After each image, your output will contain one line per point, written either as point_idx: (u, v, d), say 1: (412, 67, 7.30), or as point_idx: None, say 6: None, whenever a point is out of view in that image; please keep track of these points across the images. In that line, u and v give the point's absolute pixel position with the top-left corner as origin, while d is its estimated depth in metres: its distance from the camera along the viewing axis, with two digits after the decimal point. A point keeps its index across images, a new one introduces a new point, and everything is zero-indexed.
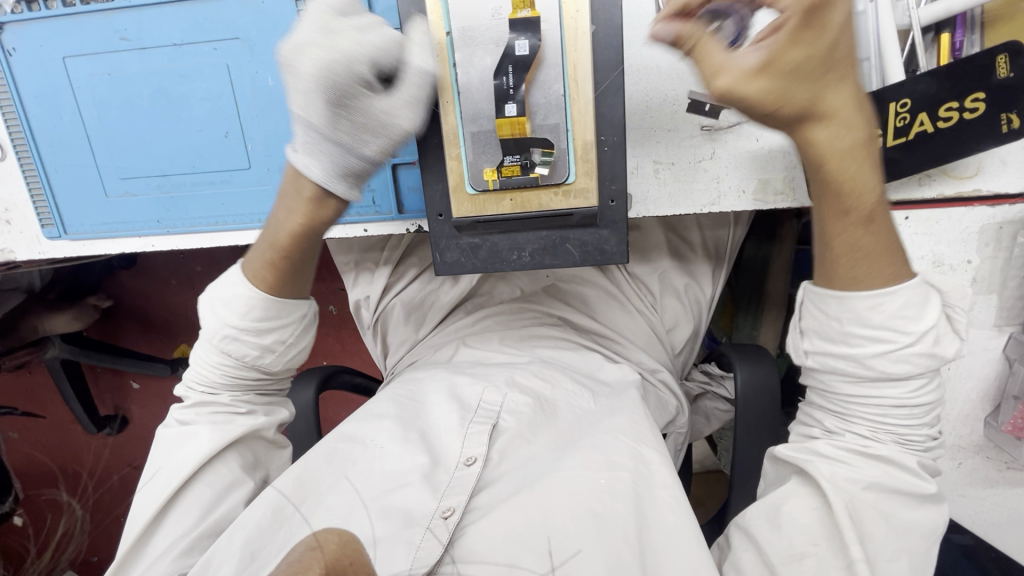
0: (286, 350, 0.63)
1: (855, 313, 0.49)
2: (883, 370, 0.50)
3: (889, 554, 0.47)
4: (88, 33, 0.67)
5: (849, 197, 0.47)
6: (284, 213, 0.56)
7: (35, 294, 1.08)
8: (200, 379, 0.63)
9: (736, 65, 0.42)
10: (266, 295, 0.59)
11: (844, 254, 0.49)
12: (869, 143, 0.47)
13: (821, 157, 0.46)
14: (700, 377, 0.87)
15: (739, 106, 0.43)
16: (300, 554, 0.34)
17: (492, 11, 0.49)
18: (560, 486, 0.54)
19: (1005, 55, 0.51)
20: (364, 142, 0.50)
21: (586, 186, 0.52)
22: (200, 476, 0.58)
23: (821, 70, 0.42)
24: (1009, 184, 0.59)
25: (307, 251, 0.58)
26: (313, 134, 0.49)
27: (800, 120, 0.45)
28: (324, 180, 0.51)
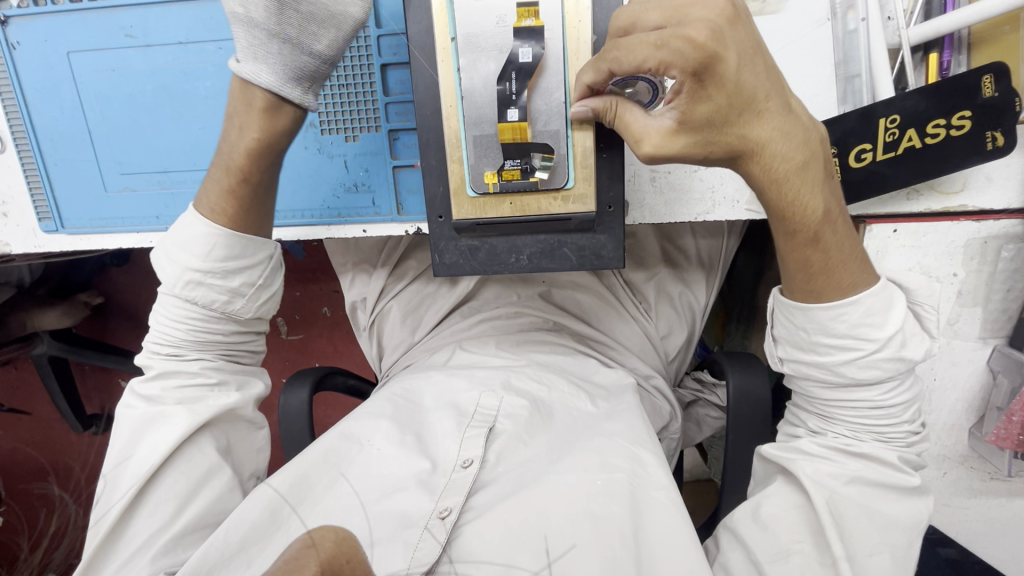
0: (255, 294, 0.62)
1: (817, 323, 0.51)
2: (851, 377, 0.52)
3: (869, 549, 0.48)
4: (94, 30, 0.68)
5: (796, 219, 0.49)
6: (237, 131, 0.56)
7: (25, 289, 1.10)
8: (165, 339, 0.61)
9: (655, 128, 0.46)
10: (229, 232, 0.58)
11: (799, 271, 0.51)
12: (811, 166, 0.48)
13: (762, 185, 0.48)
14: (692, 385, 0.89)
15: (670, 160, 0.47)
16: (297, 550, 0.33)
17: (496, 19, 0.49)
18: (553, 488, 0.55)
19: (990, 75, 0.53)
20: (315, 37, 0.52)
21: (585, 192, 0.53)
22: (172, 463, 0.57)
23: (733, 115, 0.44)
24: (993, 201, 0.61)
25: (267, 173, 0.59)
26: (258, 36, 0.51)
27: (736, 155, 0.47)
28: (276, 84, 0.52)
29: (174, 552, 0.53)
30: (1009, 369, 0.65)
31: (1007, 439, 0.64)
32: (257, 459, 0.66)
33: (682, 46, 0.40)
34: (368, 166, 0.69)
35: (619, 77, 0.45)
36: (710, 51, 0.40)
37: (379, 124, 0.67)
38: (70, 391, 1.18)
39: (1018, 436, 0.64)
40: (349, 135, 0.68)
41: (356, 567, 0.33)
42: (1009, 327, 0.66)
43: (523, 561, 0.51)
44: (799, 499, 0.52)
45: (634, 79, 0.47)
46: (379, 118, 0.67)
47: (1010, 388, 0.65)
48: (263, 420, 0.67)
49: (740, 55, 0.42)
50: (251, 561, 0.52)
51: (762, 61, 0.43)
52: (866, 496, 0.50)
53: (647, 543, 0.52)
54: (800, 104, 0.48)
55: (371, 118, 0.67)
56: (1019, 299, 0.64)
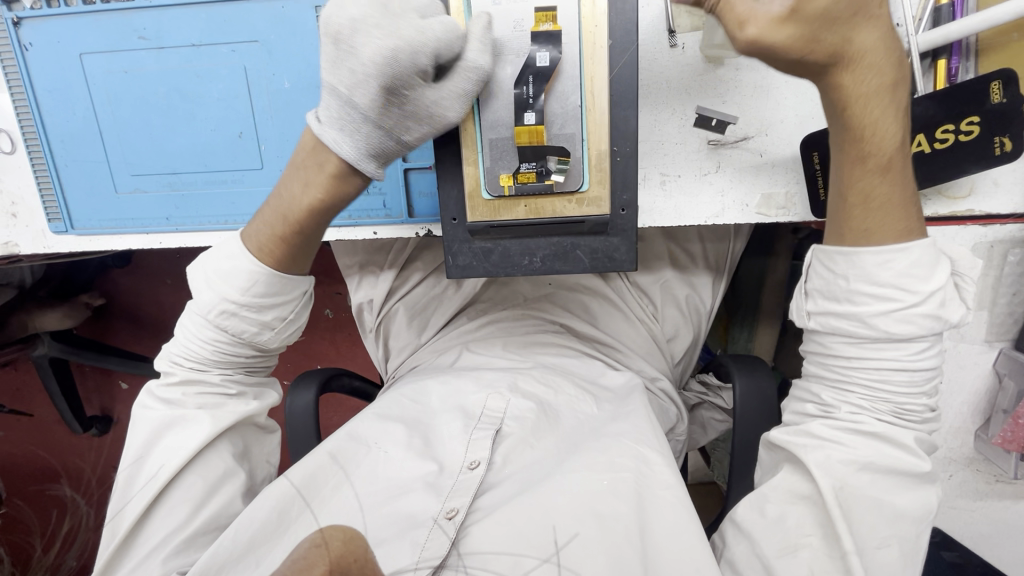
0: (284, 327, 0.62)
1: (862, 269, 0.51)
2: (885, 330, 0.51)
3: (877, 542, 0.49)
4: (107, 31, 0.68)
5: (871, 141, 0.49)
6: (301, 186, 0.55)
7: (26, 291, 1.07)
8: (189, 355, 0.60)
9: (764, 14, 0.43)
10: (271, 271, 0.58)
11: (858, 202, 0.51)
12: (898, 87, 0.48)
13: (845, 98, 0.48)
14: (697, 388, 0.88)
15: (766, 54, 0.45)
16: (305, 551, 0.34)
17: (514, 23, 0.50)
18: (564, 487, 0.55)
19: (999, 81, 0.53)
20: (406, 128, 0.51)
21: (599, 195, 0.53)
22: (190, 467, 0.57)
23: (849, 13, 0.44)
24: (999, 205, 0.61)
25: (320, 228, 0.58)
26: (353, 115, 0.50)
27: (831, 65, 0.46)
28: (353, 158, 0.51)
29: (186, 553, 0.53)
30: (1015, 372, 0.66)
31: (1013, 442, 0.66)
32: (270, 463, 0.66)
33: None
34: None
35: None
36: None
37: None
38: (71, 392, 1.18)
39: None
40: None
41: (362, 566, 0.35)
42: (1014, 331, 0.67)
43: (529, 552, 0.51)
44: (806, 490, 0.52)
45: None
46: None
47: (1017, 392, 0.66)
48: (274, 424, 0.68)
49: None
50: (259, 562, 0.52)
51: None
52: (877, 486, 0.51)
53: (652, 539, 0.53)
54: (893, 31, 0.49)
55: None
56: None
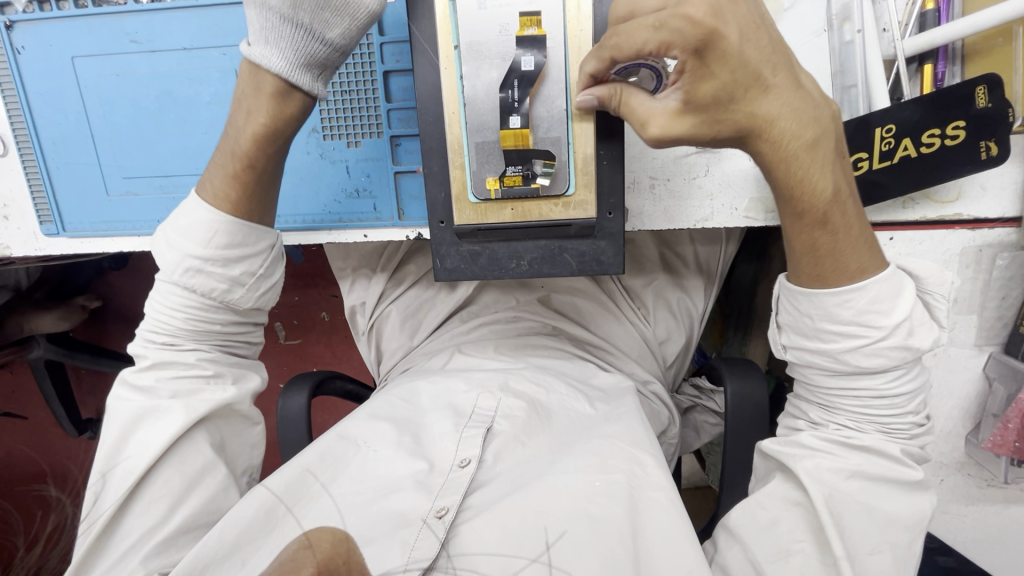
0: (255, 284, 0.62)
1: (823, 309, 0.51)
2: (856, 364, 0.52)
3: (869, 548, 0.48)
4: (98, 35, 0.68)
5: (805, 199, 0.49)
6: (243, 115, 0.56)
7: (21, 293, 1.08)
8: (161, 327, 0.61)
9: (661, 110, 0.47)
10: (231, 218, 0.58)
11: (808, 252, 0.51)
12: (821, 143, 0.48)
13: (770, 163, 0.49)
14: (690, 390, 0.90)
15: (677, 142, 0.47)
16: (294, 554, 0.38)
17: (499, 27, 0.50)
18: (552, 490, 0.55)
19: (983, 86, 0.54)
20: (328, 26, 0.52)
21: (586, 199, 0.54)
22: (166, 458, 0.57)
23: (741, 90, 0.44)
24: (987, 210, 0.62)
25: (272, 162, 0.59)
26: (273, 21, 0.52)
27: (745, 132, 0.47)
28: (285, 70, 0.52)
29: (169, 551, 0.54)
30: (1005, 376, 0.66)
31: (1004, 446, 0.66)
32: (252, 453, 0.66)
33: (682, 24, 0.41)
34: (371, 172, 0.69)
35: (621, 64, 0.45)
36: (711, 28, 0.41)
37: (382, 130, 0.67)
38: (64, 394, 1.17)
39: (1015, 444, 0.65)
40: (351, 141, 0.68)
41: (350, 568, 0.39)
42: (1004, 335, 0.67)
43: (519, 554, 0.51)
44: (799, 497, 0.52)
45: (637, 67, 0.47)
46: (381, 124, 0.67)
47: (1006, 396, 0.66)
48: (260, 416, 0.68)
49: (743, 31, 0.42)
50: (245, 561, 0.53)
51: (765, 36, 0.44)
52: (867, 493, 0.50)
53: (647, 541, 0.53)
54: (807, 82, 0.48)
55: (373, 124, 0.67)
56: (1014, 307, 0.65)
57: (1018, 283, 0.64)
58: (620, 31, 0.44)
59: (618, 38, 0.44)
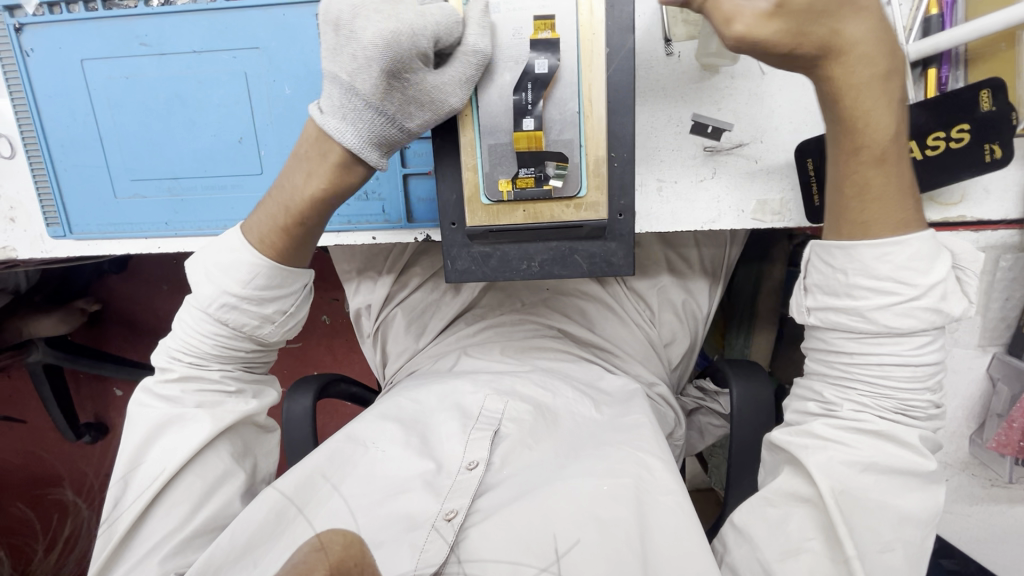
0: (285, 321, 0.61)
1: (861, 262, 0.51)
2: (886, 325, 0.51)
3: (881, 546, 0.49)
4: (109, 38, 0.69)
5: (864, 134, 0.49)
6: (303, 178, 0.55)
7: (21, 296, 1.07)
8: (187, 348, 0.60)
9: (750, 10, 0.44)
10: (271, 262, 0.57)
11: (855, 195, 0.51)
12: (891, 78, 0.48)
13: (835, 92, 0.48)
14: (694, 393, 0.89)
15: (755, 50, 0.45)
16: (306, 555, 0.37)
17: (513, 31, 0.51)
18: (563, 493, 0.55)
19: (988, 89, 0.54)
20: (410, 115, 0.51)
21: (597, 200, 0.54)
22: (190, 467, 0.56)
23: (833, 7, 0.44)
24: (991, 211, 0.62)
25: (322, 219, 0.58)
26: (354, 102, 0.50)
27: (824, 56, 0.46)
28: (357, 148, 0.52)
29: (185, 553, 0.54)
30: (1008, 376, 0.66)
31: (1008, 446, 0.66)
32: (270, 462, 0.65)
33: None
34: (379, 175, 0.70)
35: None
36: None
37: None
38: (64, 399, 1.17)
39: (1019, 443, 0.65)
40: None
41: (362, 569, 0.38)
42: (1007, 335, 0.67)
43: (529, 562, 0.51)
44: (808, 494, 0.52)
45: None
46: None
47: (1010, 396, 0.66)
48: (274, 421, 0.67)
49: None
50: (258, 561, 0.53)
51: None
52: (880, 487, 0.51)
53: (652, 543, 0.54)
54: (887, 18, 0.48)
55: None
56: (1017, 307, 0.66)
57: (1020, 284, 0.65)
58: None
59: None
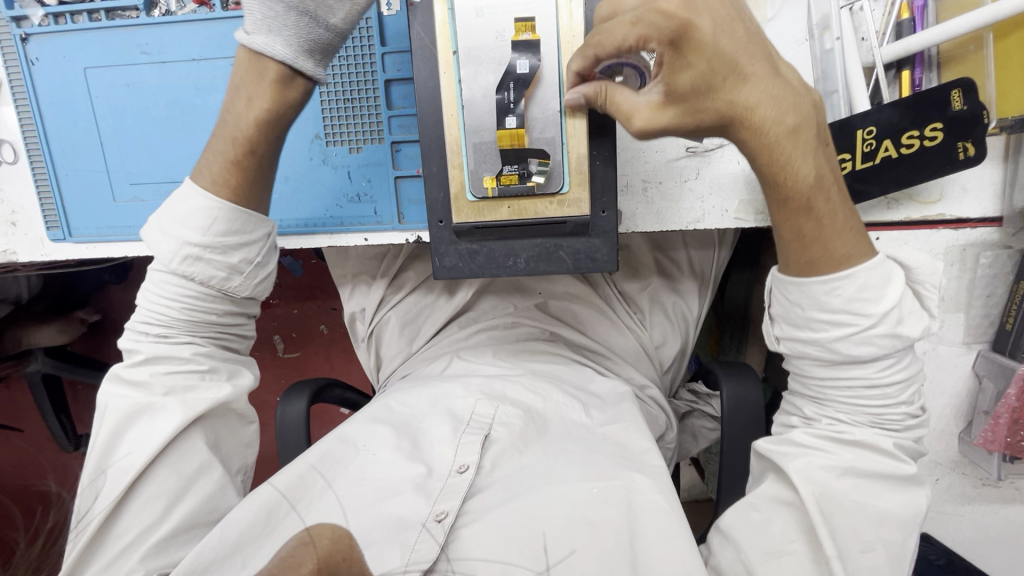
0: (253, 273, 0.62)
1: (812, 297, 0.51)
2: (847, 353, 0.51)
3: (864, 546, 0.49)
4: (111, 46, 0.71)
5: (786, 186, 0.49)
6: (244, 103, 0.57)
7: (21, 306, 1.09)
8: (155, 319, 0.60)
9: (645, 104, 0.49)
10: (229, 206, 0.59)
11: (794, 240, 0.51)
12: (800, 131, 0.48)
13: (752, 153, 0.49)
14: (687, 396, 0.89)
15: (662, 134, 0.50)
16: (292, 549, 0.36)
17: (495, 33, 0.53)
18: (550, 494, 0.56)
19: (959, 89, 0.56)
20: (329, 12, 0.54)
21: (580, 196, 0.55)
22: (162, 459, 0.57)
23: (716, 80, 0.45)
24: (969, 210, 0.64)
25: (272, 149, 0.60)
26: (273, 9, 0.53)
27: (725, 123, 0.48)
28: (290, 55, 0.54)
29: (167, 551, 0.54)
30: (994, 373, 0.67)
31: (995, 441, 0.66)
32: (246, 453, 0.66)
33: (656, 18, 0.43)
34: (371, 177, 0.71)
35: (606, 58, 0.49)
36: (682, 20, 0.43)
37: (383, 136, 0.70)
38: (62, 411, 1.16)
39: (1006, 440, 0.65)
40: (353, 146, 0.71)
41: (351, 566, 0.36)
42: (991, 332, 0.68)
43: (519, 562, 0.52)
44: (789, 496, 0.53)
45: (620, 65, 0.51)
46: (382, 131, 0.70)
47: (995, 393, 0.67)
48: (254, 414, 0.67)
49: (716, 18, 0.44)
50: (246, 561, 0.53)
51: (739, 22, 0.45)
52: (863, 490, 0.51)
53: (642, 542, 0.54)
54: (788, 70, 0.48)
55: (375, 131, 0.70)
56: (999, 304, 0.67)
57: (1001, 281, 0.66)
58: (601, 30, 0.48)
59: (600, 35, 0.47)
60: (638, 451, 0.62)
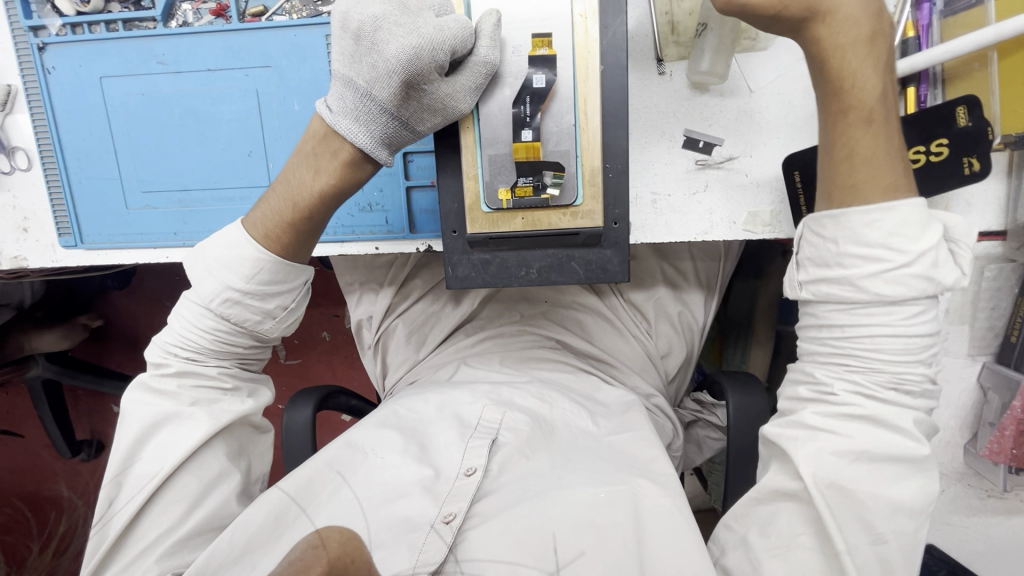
0: (285, 317, 0.63)
1: (850, 230, 0.51)
2: (876, 292, 0.51)
3: (874, 537, 0.49)
4: (127, 56, 0.72)
5: (852, 93, 0.52)
6: (311, 174, 0.58)
7: (23, 312, 1.06)
8: (186, 344, 0.60)
9: None
10: (277, 258, 0.59)
11: (844, 156, 0.52)
12: (876, 39, 0.51)
13: (823, 53, 0.51)
14: (692, 405, 0.90)
15: (740, 12, 0.50)
16: (303, 552, 0.35)
17: (512, 49, 0.54)
18: (562, 501, 0.56)
19: (963, 106, 0.57)
20: (422, 120, 0.55)
21: (593, 209, 0.56)
22: (186, 467, 0.57)
23: None
24: (974, 223, 0.65)
25: (326, 216, 0.60)
26: (372, 107, 0.54)
27: (808, 16, 0.50)
28: (369, 146, 0.55)
29: (181, 554, 0.54)
30: (999, 385, 0.68)
31: (1001, 453, 0.67)
32: (262, 462, 0.66)
33: None
34: (383, 187, 0.72)
35: None
36: None
37: None
38: (62, 416, 1.16)
39: (1011, 451, 0.67)
40: None
41: (357, 567, 0.36)
42: (995, 345, 0.69)
43: (528, 562, 0.52)
44: (794, 489, 0.52)
45: None
46: None
47: (1001, 405, 0.68)
48: (268, 423, 0.68)
49: None
50: (255, 564, 0.53)
51: None
52: (872, 478, 0.50)
53: (649, 546, 0.55)
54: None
55: None
56: (1003, 317, 0.68)
57: (1005, 294, 0.67)
58: None
59: None
60: (645, 459, 0.63)
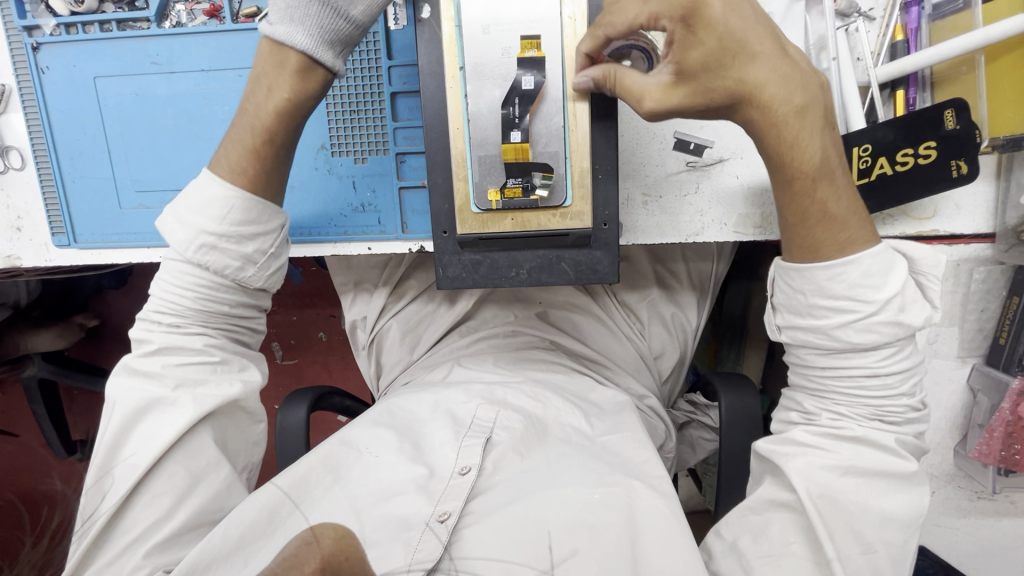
0: (266, 263, 0.63)
1: (815, 284, 0.52)
2: (848, 341, 0.52)
3: (864, 547, 0.49)
4: (121, 57, 0.72)
5: (792, 165, 0.51)
6: (265, 92, 0.57)
7: (20, 310, 1.07)
8: (168, 308, 0.61)
9: (655, 85, 0.50)
10: (247, 195, 0.59)
11: (800, 220, 0.52)
12: (808, 110, 0.50)
13: (760, 131, 0.51)
14: (686, 406, 0.90)
15: (670, 114, 0.51)
16: (298, 548, 0.35)
17: (502, 51, 0.54)
18: (552, 501, 0.56)
19: (951, 109, 0.57)
20: (353, 2, 0.55)
21: (582, 210, 0.56)
22: (172, 454, 0.57)
23: (725, 59, 0.48)
24: (962, 226, 0.65)
25: (289, 138, 0.60)
26: (300, 0, 0.54)
27: (735, 98, 0.50)
28: (311, 46, 0.54)
29: (172, 550, 0.54)
30: (988, 387, 0.68)
31: (990, 455, 0.67)
32: (252, 451, 0.66)
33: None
34: (376, 188, 0.72)
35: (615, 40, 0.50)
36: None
37: (388, 148, 0.71)
38: (57, 416, 1.16)
39: (1001, 453, 0.67)
40: (359, 157, 0.72)
41: (352, 565, 0.35)
42: (984, 347, 0.69)
43: (522, 561, 0.52)
44: (787, 499, 0.53)
45: (628, 48, 0.53)
46: (387, 142, 0.71)
47: (990, 407, 0.68)
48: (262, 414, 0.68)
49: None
50: (247, 561, 0.53)
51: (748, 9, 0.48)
52: (865, 491, 0.51)
53: (644, 547, 0.55)
54: (797, 51, 0.51)
55: (380, 142, 0.71)
56: (993, 319, 0.68)
57: (995, 296, 0.67)
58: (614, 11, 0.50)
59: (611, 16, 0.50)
60: (636, 460, 0.63)
